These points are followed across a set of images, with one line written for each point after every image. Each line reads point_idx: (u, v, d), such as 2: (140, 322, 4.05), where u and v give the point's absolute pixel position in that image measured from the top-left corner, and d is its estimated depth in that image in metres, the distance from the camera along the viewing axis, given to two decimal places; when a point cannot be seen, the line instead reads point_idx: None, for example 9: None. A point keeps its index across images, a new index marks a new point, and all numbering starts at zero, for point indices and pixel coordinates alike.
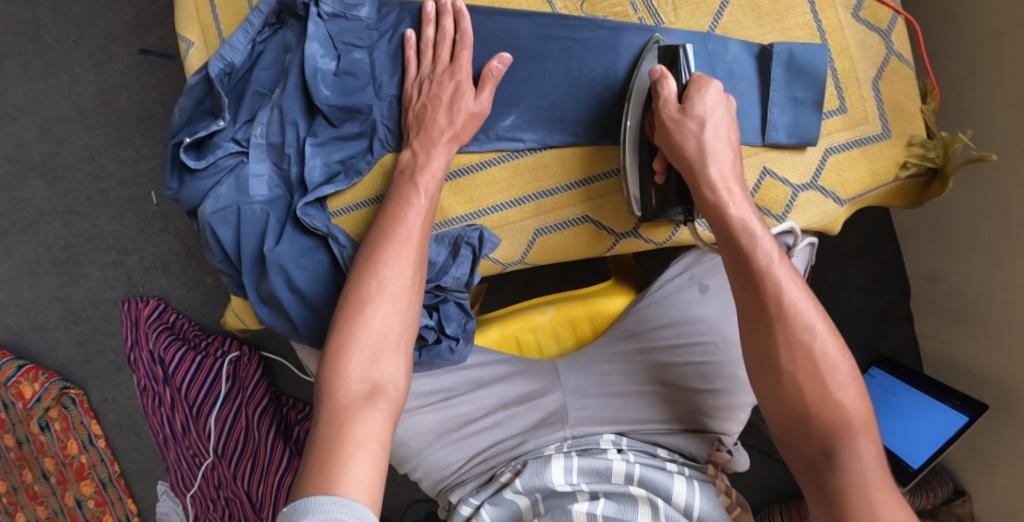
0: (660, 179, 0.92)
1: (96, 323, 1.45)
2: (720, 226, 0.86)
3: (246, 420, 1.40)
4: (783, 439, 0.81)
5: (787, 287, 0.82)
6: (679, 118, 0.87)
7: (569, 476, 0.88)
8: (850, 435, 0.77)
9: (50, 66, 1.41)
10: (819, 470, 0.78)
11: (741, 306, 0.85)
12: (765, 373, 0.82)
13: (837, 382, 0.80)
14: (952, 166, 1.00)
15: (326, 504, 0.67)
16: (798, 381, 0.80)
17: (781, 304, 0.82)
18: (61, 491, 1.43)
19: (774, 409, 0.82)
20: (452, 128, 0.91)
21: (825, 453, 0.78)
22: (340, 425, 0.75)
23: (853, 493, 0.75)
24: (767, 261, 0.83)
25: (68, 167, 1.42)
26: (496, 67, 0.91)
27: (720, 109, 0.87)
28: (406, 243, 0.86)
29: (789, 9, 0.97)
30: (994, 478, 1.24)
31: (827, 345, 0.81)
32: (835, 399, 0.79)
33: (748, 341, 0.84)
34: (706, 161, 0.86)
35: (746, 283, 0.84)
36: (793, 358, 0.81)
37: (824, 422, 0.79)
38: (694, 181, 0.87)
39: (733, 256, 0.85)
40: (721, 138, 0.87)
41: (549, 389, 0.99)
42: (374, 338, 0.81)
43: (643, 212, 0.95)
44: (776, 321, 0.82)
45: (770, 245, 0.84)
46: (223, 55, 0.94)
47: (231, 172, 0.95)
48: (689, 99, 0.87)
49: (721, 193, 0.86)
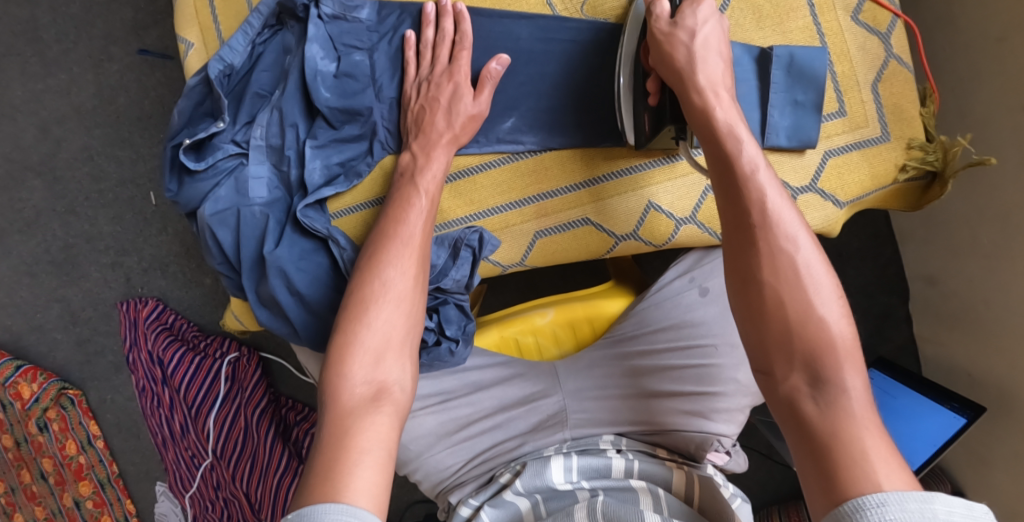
0: (654, 101, 0.91)
1: (95, 324, 1.45)
2: (706, 129, 0.84)
3: (246, 422, 1.40)
4: (762, 366, 0.76)
5: (770, 194, 0.80)
6: (670, 31, 0.87)
7: (569, 475, 0.89)
8: (834, 359, 0.72)
9: (49, 66, 1.40)
10: (800, 400, 0.72)
11: (727, 219, 0.82)
12: (743, 286, 0.78)
13: (823, 299, 0.75)
14: (951, 170, 1.00)
15: (332, 512, 0.66)
16: (781, 296, 0.76)
17: (766, 216, 0.79)
18: (60, 491, 1.43)
19: (754, 329, 0.77)
20: (451, 130, 0.91)
21: (811, 383, 0.72)
22: (345, 430, 0.74)
23: (839, 423, 0.69)
24: (753, 166, 0.82)
25: (67, 167, 1.42)
26: (495, 69, 0.91)
27: (712, 24, 0.87)
28: (408, 244, 0.86)
29: (789, 12, 0.97)
30: (992, 479, 1.24)
31: (810, 256, 0.77)
32: (819, 318, 0.74)
33: (730, 252, 0.81)
34: (695, 67, 0.85)
35: (728, 192, 0.82)
36: (776, 270, 0.77)
37: (806, 342, 0.73)
38: (682, 87, 0.86)
39: (718, 165, 0.83)
40: (713, 49, 0.86)
41: (549, 392, 0.99)
42: (378, 340, 0.81)
43: (636, 140, 0.93)
44: (759, 229, 0.78)
45: (754, 151, 0.82)
46: (223, 56, 0.93)
47: (230, 174, 0.95)
48: (680, 14, 0.87)
49: (709, 96, 0.85)
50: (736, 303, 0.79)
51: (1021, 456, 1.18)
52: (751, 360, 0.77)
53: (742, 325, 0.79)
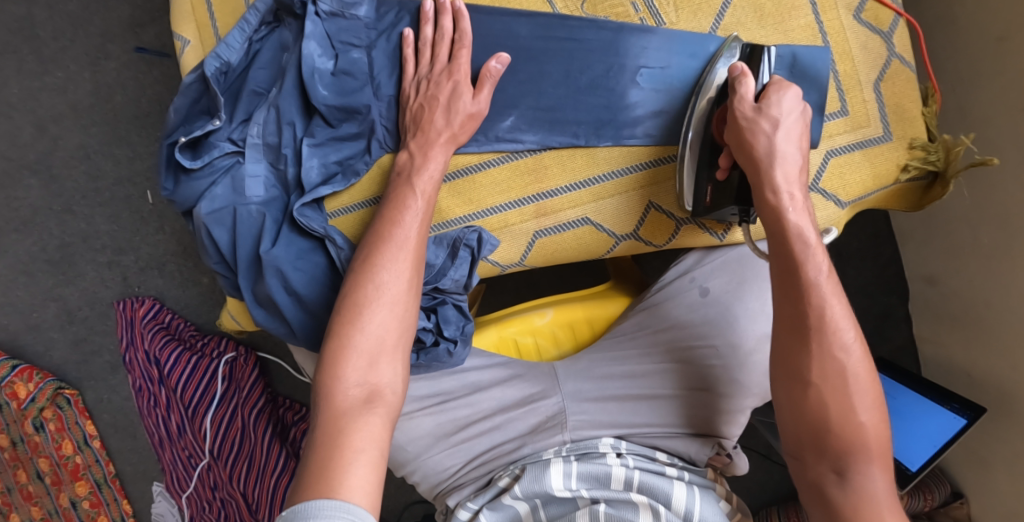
0: (722, 175, 0.91)
1: (92, 323, 1.44)
2: (777, 229, 0.84)
3: (243, 422, 1.40)
4: (796, 451, 0.84)
5: (831, 305, 0.82)
6: (753, 117, 0.85)
7: (568, 481, 0.87)
8: (865, 458, 0.80)
9: (46, 64, 1.39)
10: (828, 487, 0.81)
11: (782, 314, 0.85)
12: (790, 385, 0.84)
13: (862, 403, 0.82)
14: (953, 170, 0.99)
15: (326, 509, 0.66)
16: (823, 396, 0.82)
17: (823, 324, 0.82)
18: (56, 491, 1.42)
19: (792, 420, 0.84)
20: (450, 129, 0.90)
21: (837, 473, 0.81)
22: (339, 431, 0.74)
23: (861, 512, 0.79)
24: (818, 272, 0.83)
25: (63, 165, 1.41)
26: (495, 67, 0.91)
27: (797, 114, 0.86)
28: (403, 246, 0.85)
29: (792, 10, 0.96)
30: (992, 480, 1.24)
31: (858, 365, 0.82)
32: (857, 421, 0.81)
33: (782, 346, 0.84)
34: (772, 164, 0.84)
35: (789, 294, 0.84)
36: (823, 373, 0.82)
37: (841, 441, 0.81)
38: (757, 181, 0.85)
39: (781, 262, 0.84)
40: (792, 141, 0.85)
41: (548, 393, 0.98)
42: (371, 343, 0.80)
43: (694, 208, 0.93)
44: (814, 334, 0.82)
45: (821, 258, 0.83)
46: (220, 54, 0.93)
47: (227, 172, 0.95)
48: (766, 98, 0.85)
49: (784, 197, 0.84)
50: (779, 393, 0.85)
51: (1022, 458, 1.17)
52: (785, 444, 0.85)
53: (781, 412, 0.85)
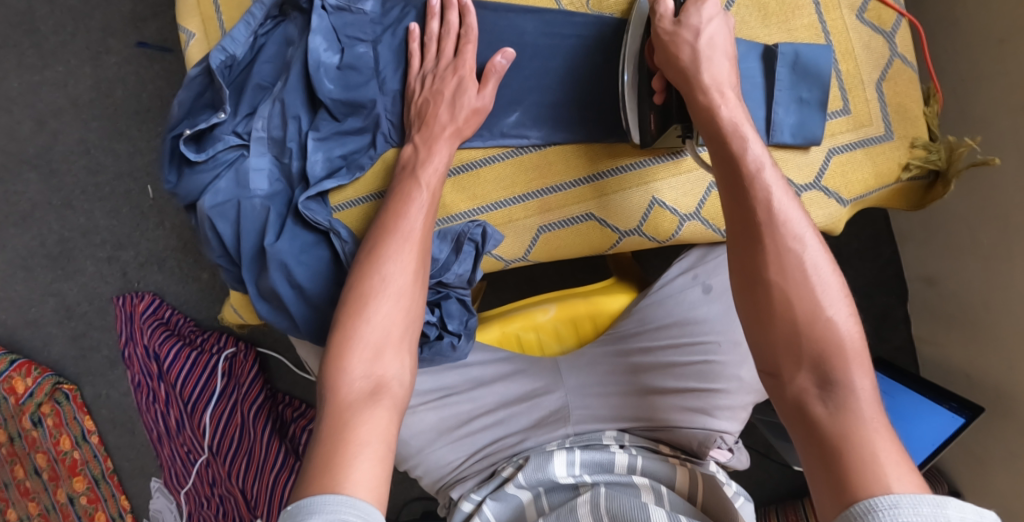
0: (660, 99, 0.91)
1: (90, 319, 1.44)
2: (712, 129, 0.85)
3: (242, 418, 1.39)
4: (770, 367, 0.77)
5: (777, 193, 0.80)
6: (675, 30, 0.86)
7: (572, 469, 0.88)
8: (843, 361, 0.73)
9: (46, 58, 1.39)
10: (809, 402, 0.73)
11: (733, 218, 0.82)
12: (750, 287, 0.79)
13: (829, 300, 0.76)
14: (955, 169, 1.00)
15: (332, 504, 0.66)
16: (787, 294, 0.77)
17: (773, 218, 0.79)
18: (53, 487, 1.41)
19: (759, 326, 0.78)
20: (454, 123, 0.90)
21: (818, 384, 0.73)
22: (344, 423, 0.74)
23: (848, 425, 0.70)
24: (758, 166, 0.82)
25: (63, 160, 1.41)
26: (501, 63, 0.91)
27: (717, 22, 0.87)
28: (408, 240, 0.85)
29: (796, 10, 0.97)
30: (989, 479, 1.24)
31: (817, 256, 0.78)
32: (827, 318, 0.75)
33: (736, 248, 0.81)
34: (699, 67, 0.85)
35: (736, 192, 0.82)
36: (782, 270, 0.77)
37: (814, 343, 0.74)
38: (687, 88, 0.86)
39: (723, 166, 0.84)
40: (718, 48, 0.86)
41: (551, 388, 0.99)
42: (377, 335, 0.80)
43: (642, 140, 0.92)
44: (765, 229, 0.79)
45: (760, 151, 0.83)
46: (225, 47, 0.92)
47: (231, 166, 0.94)
48: (684, 12, 0.86)
49: (714, 95, 0.85)
50: (741, 303, 0.80)
51: (1019, 457, 1.17)
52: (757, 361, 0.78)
53: (747, 322, 0.79)
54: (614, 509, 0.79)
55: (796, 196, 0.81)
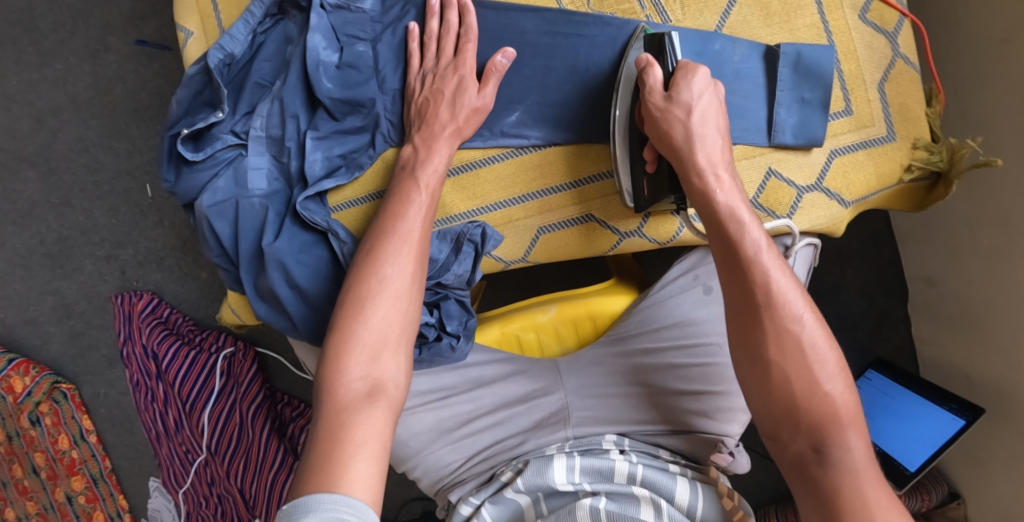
0: (651, 168, 0.91)
1: (89, 317, 1.43)
2: (708, 212, 0.85)
3: (241, 417, 1.39)
4: (771, 433, 0.81)
5: (775, 275, 0.83)
6: (665, 106, 0.85)
7: (572, 475, 0.87)
8: (839, 428, 0.78)
9: (45, 56, 1.39)
10: (809, 466, 0.78)
11: (730, 296, 0.85)
12: (751, 365, 0.82)
13: (825, 374, 0.80)
14: (957, 171, 0.99)
15: (327, 502, 0.66)
16: (787, 373, 0.80)
17: (772, 301, 0.82)
18: (51, 486, 1.41)
19: (761, 401, 0.82)
20: (454, 122, 0.90)
21: (814, 448, 0.78)
22: (340, 424, 0.73)
23: (844, 488, 0.76)
24: (756, 248, 0.84)
25: (62, 158, 1.40)
26: (500, 61, 0.90)
27: (708, 95, 0.86)
28: (406, 240, 0.85)
29: (798, 9, 0.96)
30: (989, 481, 1.24)
31: (814, 334, 0.81)
32: (825, 391, 0.80)
33: (735, 326, 0.84)
34: (693, 148, 0.85)
35: (734, 272, 0.84)
36: (781, 349, 0.81)
37: (812, 415, 0.79)
38: (683, 168, 0.86)
39: (720, 247, 0.85)
40: (711, 126, 0.86)
41: (551, 389, 0.98)
42: (374, 337, 0.79)
43: (636, 204, 0.93)
44: (764, 311, 0.82)
45: (757, 233, 0.84)
46: (224, 45, 0.92)
47: (229, 165, 0.94)
48: (675, 87, 0.85)
49: (709, 179, 0.85)
50: (742, 377, 0.83)
51: (1019, 459, 1.17)
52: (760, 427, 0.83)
53: (749, 396, 0.83)
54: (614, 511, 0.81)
55: (790, 271, 0.84)
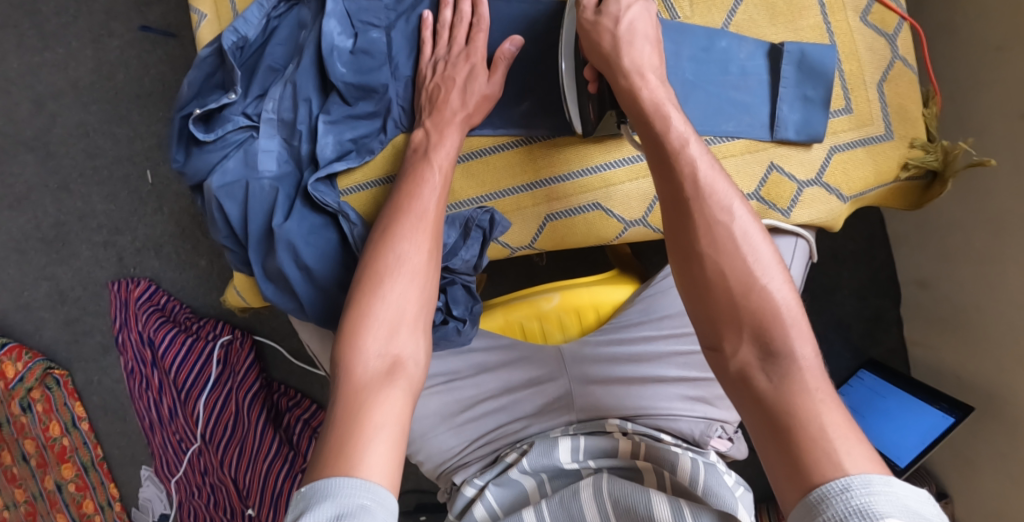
0: (592, 88, 0.91)
1: (84, 303, 1.43)
2: (636, 111, 0.85)
3: (236, 406, 1.38)
4: (713, 341, 0.76)
5: (704, 170, 0.80)
6: (595, 20, 0.87)
7: (576, 455, 0.90)
8: (782, 329, 0.73)
9: (47, 39, 1.38)
10: (753, 373, 0.73)
11: (663, 197, 0.82)
12: (685, 263, 0.79)
13: (762, 269, 0.76)
14: (951, 170, 1.02)
15: (348, 489, 0.66)
16: (722, 268, 0.76)
17: (701, 192, 0.79)
18: (40, 474, 1.39)
19: (698, 303, 0.77)
20: (465, 109, 0.91)
21: (758, 352, 0.73)
22: (359, 405, 0.73)
23: (792, 400, 0.69)
24: (682, 142, 0.82)
25: (61, 143, 1.40)
26: (509, 49, 0.92)
27: (638, 7, 0.88)
28: (422, 220, 0.86)
29: (802, 10, 0.99)
30: (975, 480, 1.27)
31: (748, 227, 0.78)
32: (762, 288, 0.75)
33: (670, 229, 0.81)
34: (619, 52, 0.85)
35: (662, 170, 0.82)
36: (714, 242, 0.77)
37: (752, 313, 0.74)
38: (611, 72, 0.86)
39: (651, 146, 0.84)
40: (639, 34, 0.87)
41: (554, 375, 0.99)
42: (391, 313, 0.80)
43: (584, 128, 0.93)
44: (695, 208, 0.79)
45: (684, 128, 0.83)
46: (237, 28, 0.94)
47: (240, 146, 0.95)
48: (605, 1, 0.88)
49: (635, 79, 0.85)
50: (682, 280, 0.79)
51: (1007, 458, 1.20)
52: (700, 333, 0.78)
53: (688, 296, 0.79)
54: (618, 493, 0.80)
55: (722, 168, 0.81)
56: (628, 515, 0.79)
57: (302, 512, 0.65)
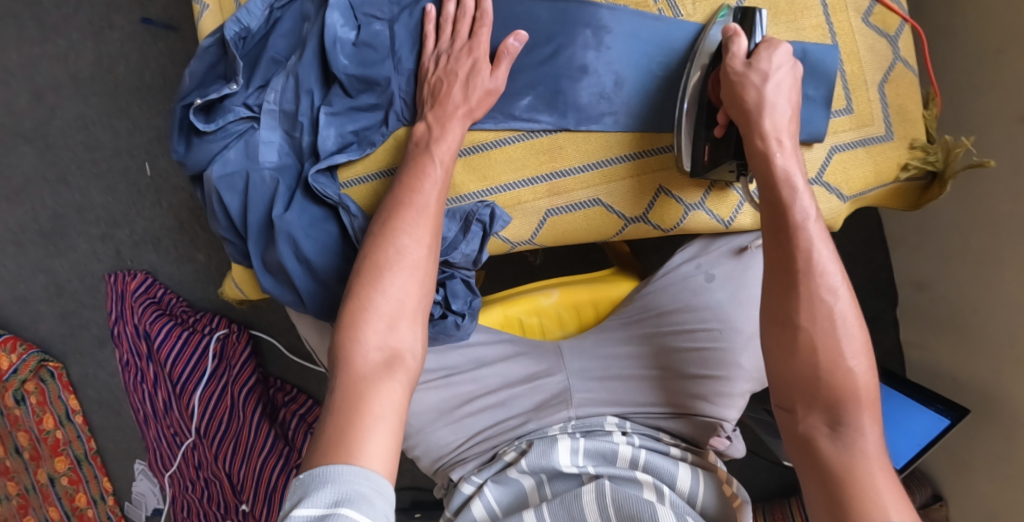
0: (718, 133, 0.91)
1: (80, 296, 1.42)
2: (764, 173, 0.85)
3: (232, 400, 1.37)
4: (785, 403, 0.81)
5: (818, 246, 0.82)
6: (744, 71, 0.86)
7: (575, 457, 0.89)
8: (856, 407, 0.77)
9: (47, 31, 1.37)
10: (818, 439, 0.77)
11: (770, 262, 0.84)
12: (778, 329, 0.81)
13: (852, 350, 0.79)
14: (951, 171, 1.02)
15: (347, 475, 0.66)
16: (814, 341, 0.79)
17: (811, 268, 0.81)
18: (34, 467, 1.39)
19: (781, 366, 0.81)
20: (466, 103, 0.91)
21: (828, 423, 0.77)
22: (358, 394, 0.73)
23: (852, 470, 0.74)
24: (804, 216, 0.83)
25: (60, 135, 1.39)
26: (513, 45, 0.91)
27: (786, 69, 0.87)
28: (423, 213, 0.86)
29: (804, 10, 0.99)
30: (970, 483, 1.28)
31: (846, 310, 0.80)
32: (847, 368, 0.78)
33: (772, 293, 0.83)
34: (762, 113, 0.85)
35: (776, 238, 0.84)
36: (813, 315, 0.80)
37: (832, 388, 0.78)
38: (748, 130, 0.86)
39: (771, 211, 0.85)
40: (783, 95, 0.85)
41: (553, 371, 1.00)
42: (391, 306, 0.80)
43: (692, 168, 0.93)
44: (801, 279, 0.81)
45: (808, 203, 0.83)
46: (240, 19, 0.93)
47: (240, 137, 0.94)
48: (757, 55, 0.86)
49: (771, 143, 0.85)
50: (768, 341, 0.83)
51: (1002, 461, 1.20)
52: (775, 395, 0.82)
53: (771, 358, 0.82)
54: (620, 503, 0.81)
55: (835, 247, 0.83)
56: (630, 517, 0.80)
57: (300, 499, 0.65)
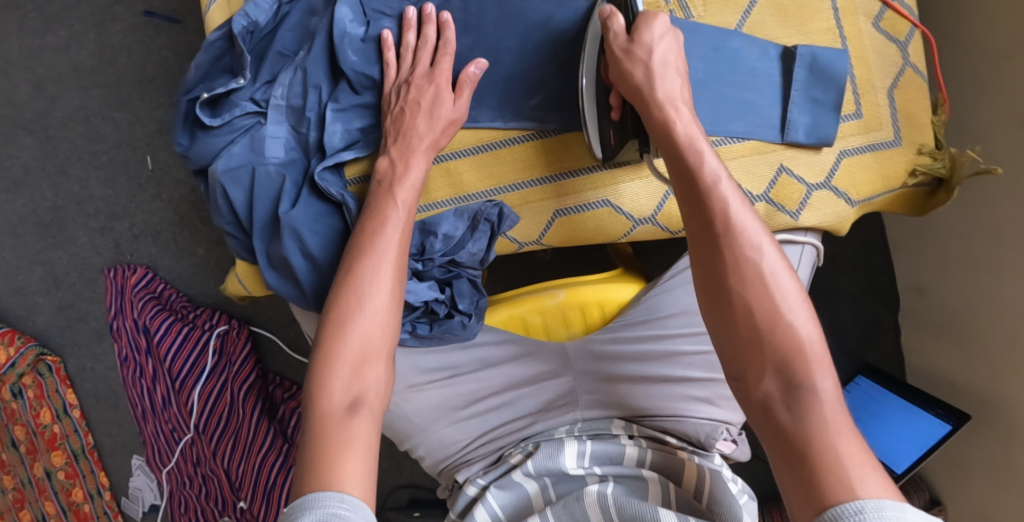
0: (615, 115, 0.91)
1: (79, 289, 1.41)
2: (670, 143, 0.83)
3: (231, 397, 1.37)
4: (736, 374, 0.74)
5: (734, 204, 0.78)
6: (627, 49, 0.85)
7: (581, 460, 0.90)
8: (806, 362, 0.70)
9: (49, 22, 1.37)
10: (776, 409, 0.70)
11: (691, 229, 0.80)
12: (713, 299, 0.76)
13: (789, 304, 0.73)
14: (958, 178, 1.03)
15: (324, 500, 0.66)
16: (748, 303, 0.74)
17: (729, 227, 0.77)
18: (30, 461, 1.37)
19: (726, 341, 0.75)
20: (432, 134, 0.90)
21: (782, 387, 0.70)
22: (325, 439, 0.73)
23: (811, 436, 0.67)
24: (715, 177, 0.79)
25: (60, 126, 1.38)
26: (473, 72, 0.91)
27: (669, 40, 0.87)
28: (383, 258, 0.84)
29: (813, 13, 0.99)
30: (968, 488, 1.27)
31: (774, 263, 0.75)
32: (788, 323, 0.72)
33: (698, 265, 0.78)
34: (652, 84, 0.84)
35: (693, 203, 0.80)
36: (743, 278, 0.75)
37: (776, 348, 0.71)
38: (643, 107, 0.85)
39: (680, 179, 0.81)
40: (668, 64, 0.85)
41: (558, 372, 0.99)
42: (354, 352, 0.79)
43: (603, 154, 0.93)
44: (722, 240, 0.76)
45: (716, 163, 0.80)
46: (248, 12, 0.92)
47: (246, 133, 0.94)
48: (636, 30, 0.86)
49: (669, 111, 0.84)
50: (707, 313, 0.77)
51: (1000, 466, 1.20)
52: (725, 369, 0.75)
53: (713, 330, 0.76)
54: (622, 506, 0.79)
55: (754, 206, 0.79)
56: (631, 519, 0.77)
57: None
